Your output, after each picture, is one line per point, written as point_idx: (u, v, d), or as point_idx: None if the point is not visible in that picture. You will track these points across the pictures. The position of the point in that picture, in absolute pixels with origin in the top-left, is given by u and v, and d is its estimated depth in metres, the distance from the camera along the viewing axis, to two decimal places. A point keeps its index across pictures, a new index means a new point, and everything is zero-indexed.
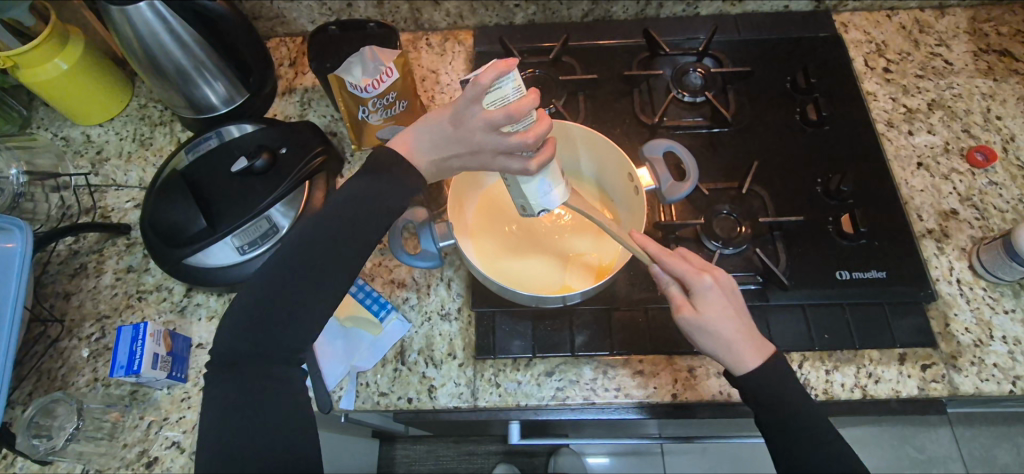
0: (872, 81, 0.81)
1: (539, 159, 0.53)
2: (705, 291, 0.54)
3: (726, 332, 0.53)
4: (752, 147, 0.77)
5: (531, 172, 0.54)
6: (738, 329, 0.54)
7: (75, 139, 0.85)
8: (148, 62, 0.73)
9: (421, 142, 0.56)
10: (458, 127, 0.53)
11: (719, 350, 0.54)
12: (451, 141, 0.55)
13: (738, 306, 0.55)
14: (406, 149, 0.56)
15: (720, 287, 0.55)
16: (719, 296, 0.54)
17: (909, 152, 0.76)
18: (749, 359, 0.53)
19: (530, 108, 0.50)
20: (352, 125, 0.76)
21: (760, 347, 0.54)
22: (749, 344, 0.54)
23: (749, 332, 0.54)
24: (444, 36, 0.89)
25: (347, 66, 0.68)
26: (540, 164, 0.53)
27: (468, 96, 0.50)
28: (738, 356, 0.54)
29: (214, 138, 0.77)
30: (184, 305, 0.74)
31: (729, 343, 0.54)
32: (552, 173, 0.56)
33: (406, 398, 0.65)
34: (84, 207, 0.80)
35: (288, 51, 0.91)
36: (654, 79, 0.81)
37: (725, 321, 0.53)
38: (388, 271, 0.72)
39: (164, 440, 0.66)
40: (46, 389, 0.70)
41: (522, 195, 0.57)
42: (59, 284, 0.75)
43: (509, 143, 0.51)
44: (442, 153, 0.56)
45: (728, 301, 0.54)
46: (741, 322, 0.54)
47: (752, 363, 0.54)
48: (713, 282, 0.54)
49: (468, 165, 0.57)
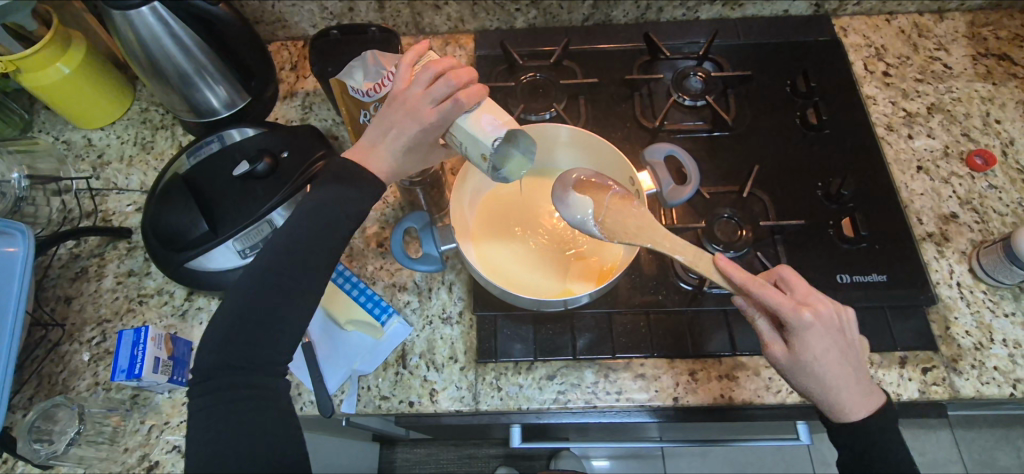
0: (872, 85, 0.81)
1: (464, 91, 0.51)
2: (802, 331, 0.51)
3: (829, 380, 0.52)
4: (752, 151, 0.77)
5: (462, 105, 0.51)
6: (842, 375, 0.52)
7: (76, 143, 0.85)
8: (150, 67, 0.73)
9: (369, 140, 0.54)
10: (391, 102, 0.54)
11: (820, 394, 0.53)
12: (387, 118, 0.54)
13: (847, 344, 0.52)
14: (359, 155, 0.54)
15: (827, 328, 0.51)
16: (825, 338, 0.51)
17: (909, 156, 0.77)
18: (853, 411, 0.53)
19: (445, 62, 0.54)
20: (353, 129, 0.76)
21: (864, 390, 0.53)
22: (853, 391, 0.53)
23: (853, 376, 0.53)
24: (445, 40, 0.90)
25: (350, 71, 0.69)
26: (469, 93, 0.51)
27: (397, 79, 0.56)
28: (838, 404, 0.53)
29: (215, 142, 0.77)
30: (186, 309, 0.74)
31: (831, 390, 0.52)
32: (490, 110, 0.52)
33: (408, 401, 0.65)
34: (86, 210, 0.80)
35: (289, 55, 0.91)
36: (655, 84, 0.82)
37: (829, 368, 0.52)
38: (389, 274, 0.72)
39: (165, 444, 0.66)
40: (47, 393, 0.70)
41: (474, 141, 0.51)
42: (61, 288, 0.75)
43: (437, 85, 0.52)
44: (387, 138, 0.54)
45: (830, 341, 0.51)
46: (847, 365, 0.52)
47: (856, 412, 0.53)
48: (813, 321, 0.51)
49: (421, 139, 0.53)
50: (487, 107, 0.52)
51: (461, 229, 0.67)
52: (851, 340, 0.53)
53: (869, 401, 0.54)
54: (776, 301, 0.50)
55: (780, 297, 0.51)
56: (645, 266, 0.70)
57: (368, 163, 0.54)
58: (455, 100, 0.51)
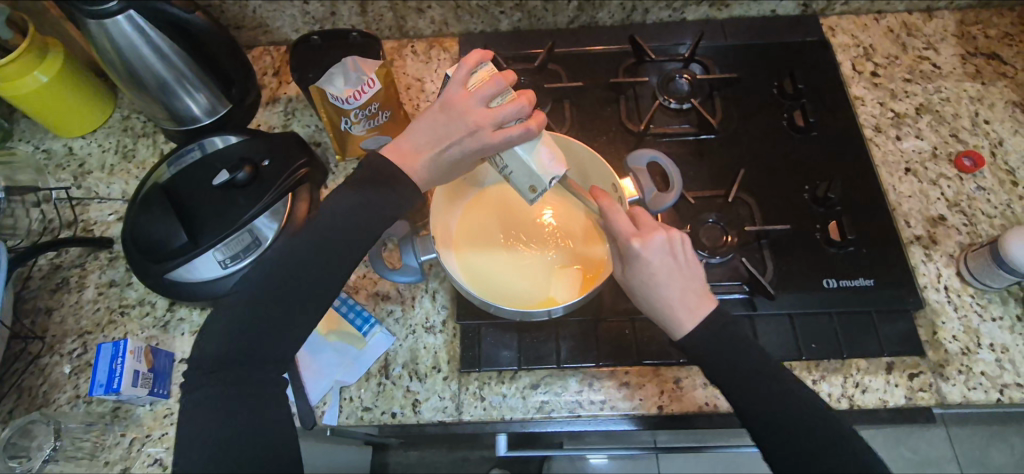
0: (860, 85, 0.81)
1: (535, 120, 0.53)
2: (632, 254, 0.56)
3: (653, 293, 0.56)
4: (739, 154, 0.76)
5: (532, 135, 0.52)
6: (672, 294, 0.55)
7: (56, 152, 0.85)
8: (128, 75, 0.72)
9: (415, 146, 0.55)
10: (450, 112, 0.54)
11: (649, 309, 0.57)
12: (444, 130, 0.54)
13: (680, 268, 0.56)
14: (402, 156, 0.55)
15: (654, 254, 0.55)
16: (653, 261, 0.55)
17: (896, 157, 0.76)
18: (678, 327, 0.55)
19: (512, 79, 0.54)
20: (335, 135, 0.76)
21: (695, 304, 0.55)
22: (679, 305, 0.55)
23: (683, 293, 0.55)
24: (429, 43, 0.88)
25: (329, 77, 0.68)
26: (539, 124, 0.53)
27: (455, 81, 0.54)
28: (664, 317, 0.56)
29: (196, 150, 0.76)
30: (167, 320, 0.73)
31: (658, 304, 0.56)
32: (546, 144, 0.54)
33: (390, 412, 0.65)
34: (66, 220, 0.79)
35: (272, 60, 0.90)
36: (640, 86, 0.81)
37: (654, 283, 0.56)
38: (372, 283, 0.71)
39: (146, 457, 0.66)
40: (27, 407, 0.69)
41: (529, 174, 0.54)
42: (41, 299, 0.75)
43: (505, 109, 0.53)
44: (439, 150, 0.54)
45: (659, 263, 0.55)
46: (676, 285, 0.55)
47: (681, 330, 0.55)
48: (642, 247, 0.55)
49: (472, 155, 0.55)
50: (546, 141, 0.55)
51: (443, 238, 0.66)
52: (688, 264, 0.56)
53: (699, 314, 0.55)
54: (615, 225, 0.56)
55: (623, 224, 0.56)
56: None
57: (413, 169, 0.54)
58: (524, 128, 0.53)
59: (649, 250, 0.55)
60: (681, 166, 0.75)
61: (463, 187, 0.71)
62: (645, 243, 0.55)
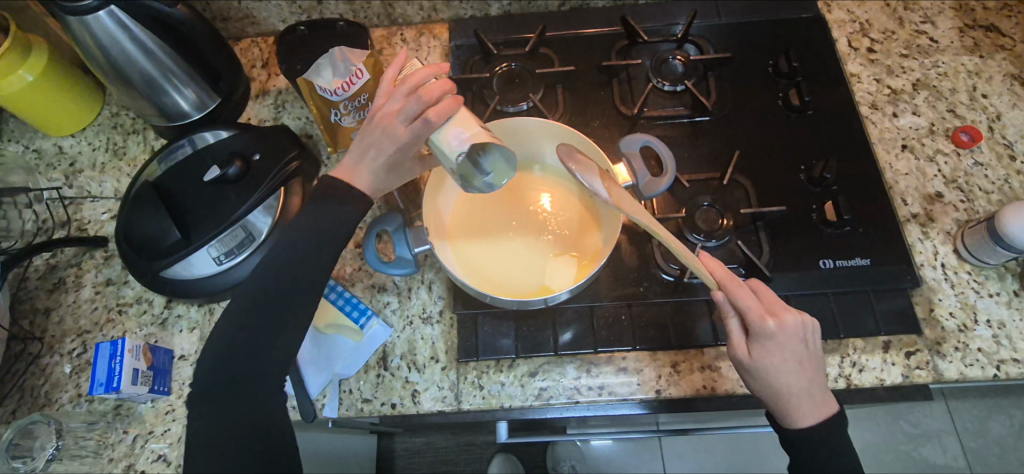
0: (856, 62, 0.79)
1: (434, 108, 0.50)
2: (763, 336, 0.54)
3: (782, 381, 0.54)
4: (734, 136, 0.75)
5: (430, 122, 0.50)
6: (797, 383, 0.55)
7: (46, 151, 0.84)
8: (112, 71, 0.71)
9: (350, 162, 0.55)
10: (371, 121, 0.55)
11: (773, 398, 0.55)
12: (366, 139, 0.54)
13: (808, 354, 0.55)
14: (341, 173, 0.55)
15: (787, 337, 0.54)
16: (787, 345, 0.54)
17: (893, 134, 0.75)
18: (804, 418, 0.55)
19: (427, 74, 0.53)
20: (326, 127, 0.75)
21: (818, 394, 0.55)
22: (804, 395, 0.55)
23: (810, 383, 0.55)
24: (419, 30, 0.87)
25: (317, 68, 0.67)
26: (438, 112, 0.50)
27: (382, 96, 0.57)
28: (787, 405, 0.55)
29: (187, 146, 0.75)
30: (165, 317, 0.73)
31: (783, 393, 0.55)
32: (462, 122, 0.50)
33: (389, 403, 0.65)
34: (60, 220, 0.79)
35: (260, 52, 0.89)
36: (633, 69, 0.79)
37: (785, 371, 0.54)
38: (367, 275, 0.71)
39: (150, 453, 0.66)
40: (30, 406, 0.69)
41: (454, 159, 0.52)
42: (38, 300, 0.75)
43: (407, 106, 0.51)
44: (371, 156, 0.53)
45: (789, 348, 0.54)
46: (805, 374, 0.55)
47: (806, 419, 0.55)
48: (776, 329, 0.54)
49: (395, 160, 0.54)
50: (460, 119, 0.50)
51: (436, 228, 0.66)
52: (815, 350, 0.56)
53: (820, 405, 0.55)
54: (747, 303, 0.54)
55: (753, 302, 0.55)
56: (625, 257, 0.69)
57: (357, 183, 0.54)
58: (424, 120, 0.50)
59: (784, 332, 0.54)
60: (676, 149, 0.75)
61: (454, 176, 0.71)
62: (780, 324, 0.54)
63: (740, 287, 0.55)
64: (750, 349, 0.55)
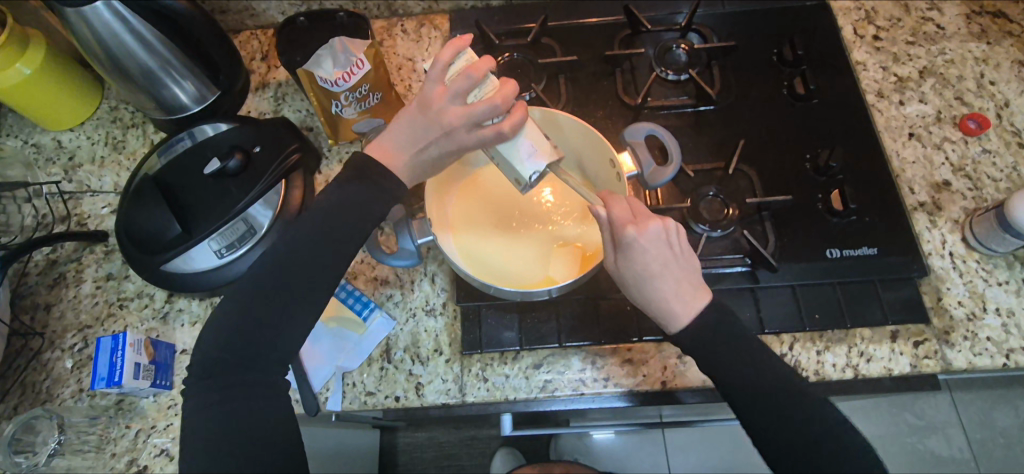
0: (862, 50, 0.79)
1: (509, 122, 0.54)
2: (628, 245, 0.52)
3: (650, 285, 0.53)
4: (738, 125, 0.74)
5: (506, 136, 0.54)
6: (666, 290, 0.53)
7: (45, 146, 0.83)
8: (111, 64, 0.70)
9: (395, 144, 0.55)
10: (426, 110, 0.55)
11: (646, 305, 0.54)
12: (421, 130, 0.55)
13: (677, 257, 0.54)
14: (383, 154, 0.56)
15: (648, 241, 0.52)
16: (649, 251, 0.52)
17: (899, 123, 0.74)
18: (672, 325, 0.53)
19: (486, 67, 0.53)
20: (327, 120, 0.75)
21: (688, 293, 0.53)
22: (675, 296, 0.53)
23: (680, 286, 0.53)
24: (420, 21, 0.86)
25: (317, 59, 0.66)
26: (512, 125, 0.54)
27: (431, 79, 0.54)
28: (659, 310, 0.54)
29: (187, 139, 0.74)
30: (166, 312, 0.73)
31: (653, 300, 0.53)
32: (529, 135, 0.56)
33: (393, 396, 0.65)
34: (59, 215, 0.79)
35: (260, 45, 0.88)
36: (637, 58, 0.79)
37: (653, 275, 0.53)
38: (370, 268, 0.71)
39: (152, 448, 0.66)
40: (31, 402, 0.69)
41: (512, 168, 0.57)
42: (38, 295, 0.74)
43: (478, 109, 0.53)
44: (424, 146, 0.55)
45: (654, 253, 0.53)
46: (672, 276, 0.53)
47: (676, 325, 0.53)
48: (637, 236, 0.52)
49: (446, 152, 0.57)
50: (529, 133, 0.56)
51: (438, 220, 0.65)
52: (682, 254, 0.54)
53: (695, 304, 0.53)
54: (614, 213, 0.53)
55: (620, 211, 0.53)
56: None
57: (397, 165, 0.56)
58: (498, 131, 0.54)
59: (646, 239, 0.52)
60: (681, 139, 0.74)
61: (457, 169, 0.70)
62: (642, 232, 0.52)
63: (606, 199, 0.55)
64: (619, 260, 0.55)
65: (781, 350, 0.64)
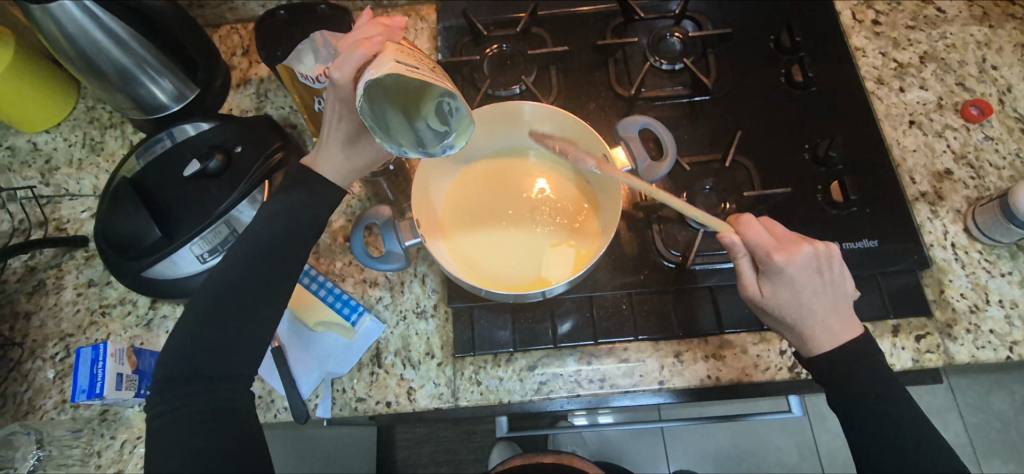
0: (860, 35, 0.76)
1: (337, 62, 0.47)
2: (774, 274, 0.52)
3: (796, 315, 0.53)
4: (735, 115, 0.72)
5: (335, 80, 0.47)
6: (813, 319, 0.53)
7: (21, 149, 0.81)
8: (84, 64, 0.68)
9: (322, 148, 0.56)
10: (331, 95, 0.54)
11: (786, 329, 0.55)
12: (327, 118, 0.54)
13: (828, 285, 0.53)
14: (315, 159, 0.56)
15: (801, 274, 0.52)
16: (799, 281, 0.52)
17: (900, 110, 0.72)
18: (819, 347, 0.54)
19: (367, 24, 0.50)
20: (310, 117, 0.72)
21: (837, 324, 0.54)
22: (821, 324, 0.54)
23: (830, 311, 0.54)
24: (405, 13, 0.83)
25: (298, 55, 0.64)
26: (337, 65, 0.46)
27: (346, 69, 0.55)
28: (801, 336, 0.55)
29: (166, 139, 0.72)
30: (150, 318, 0.71)
31: (796, 327, 0.54)
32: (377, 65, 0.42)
33: (385, 401, 0.63)
34: (36, 220, 0.76)
35: (240, 39, 0.85)
36: (630, 47, 0.76)
37: (800, 306, 0.53)
38: (358, 270, 0.69)
39: (138, 459, 0.64)
40: (13, 414, 0.67)
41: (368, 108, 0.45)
42: (18, 304, 0.72)
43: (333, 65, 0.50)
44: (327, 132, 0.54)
45: (805, 281, 0.52)
46: (821, 303, 0.53)
47: (821, 346, 0.54)
48: (787, 264, 0.51)
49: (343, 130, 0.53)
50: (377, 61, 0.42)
51: (427, 219, 0.63)
52: (834, 280, 0.54)
53: (840, 334, 0.54)
54: (755, 239, 0.52)
55: (764, 238, 0.52)
56: (625, 243, 0.67)
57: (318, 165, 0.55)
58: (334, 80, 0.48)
59: (796, 265, 0.52)
60: (675, 131, 0.72)
61: (444, 165, 0.66)
62: (791, 258, 0.52)
63: (745, 224, 0.53)
64: (762, 288, 0.54)
65: (781, 346, 0.63)
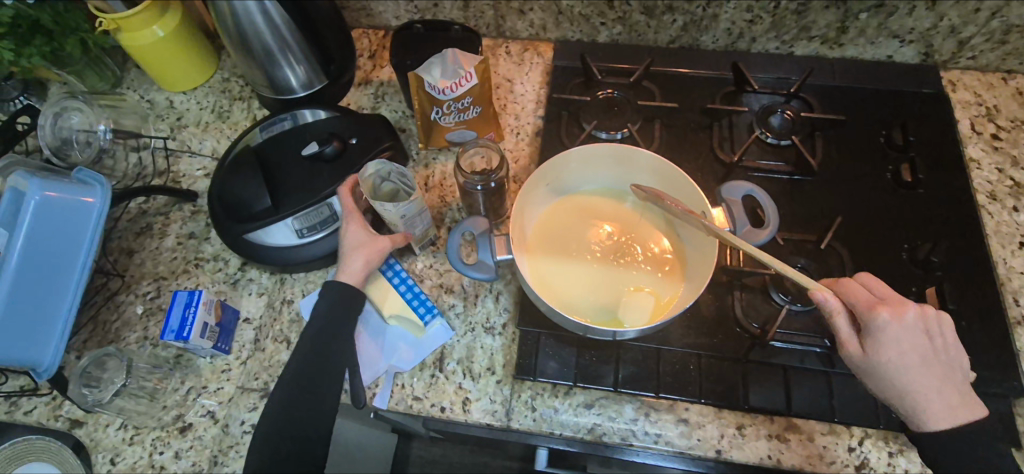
0: (977, 147, 0.75)
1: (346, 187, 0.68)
2: (881, 330, 0.54)
3: (903, 377, 0.54)
4: (835, 201, 0.72)
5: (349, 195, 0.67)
6: (925, 387, 0.54)
7: (159, 104, 0.89)
8: (238, 40, 0.74)
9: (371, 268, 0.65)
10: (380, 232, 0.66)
11: (896, 398, 0.55)
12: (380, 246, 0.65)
13: (935, 351, 0.55)
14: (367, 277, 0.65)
15: (908, 331, 0.54)
16: (905, 342, 0.54)
17: (1011, 229, 0.70)
18: (935, 421, 0.54)
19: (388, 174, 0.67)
20: (423, 124, 0.76)
21: (951, 397, 0.55)
22: (932, 393, 0.54)
23: (940, 380, 0.55)
24: (524, 46, 0.88)
25: (428, 66, 0.68)
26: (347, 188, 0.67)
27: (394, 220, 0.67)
28: (915, 405, 0.54)
29: (288, 120, 0.78)
30: (237, 278, 0.75)
31: (907, 395, 0.54)
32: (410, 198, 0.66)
33: (439, 406, 0.64)
34: (158, 169, 0.84)
35: (369, 43, 0.92)
36: (737, 116, 0.78)
37: (907, 369, 0.54)
38: (437, 274, 0.71)
39: (200, 407, 0.68)
40: (99, 340, 0.72)
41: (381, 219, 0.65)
42: (126, 240, 0.78)
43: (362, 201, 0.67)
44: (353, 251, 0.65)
45: (910, 342, 0.54)
46: (930, 370, 0.55)
47: (939, 421, 0.54)
48: (891, 319, 0.54)
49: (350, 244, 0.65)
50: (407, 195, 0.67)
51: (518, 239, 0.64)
52: (943, 347, 0.56)
53: (954, 408, 0.54)
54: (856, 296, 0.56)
55: (865, 296, 0.56)
56: (703, 304, 0.66)
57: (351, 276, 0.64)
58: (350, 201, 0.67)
59: (901, 324, 0.54)
60: None
61: (543, 191, 0.68)
62: (897, 316, 0.54)
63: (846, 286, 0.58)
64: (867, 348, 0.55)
65: (849, 443, 0.61)
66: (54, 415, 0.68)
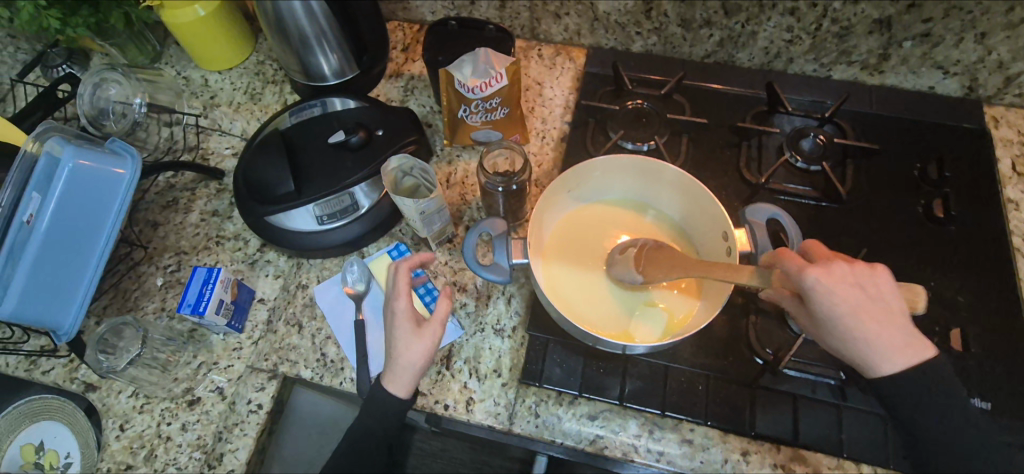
0: (1016, 188, 0.73)
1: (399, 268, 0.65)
2: (815, 297, 0.51)
3: (846, 340, 0.52)
4: (862, 231, 0.70)
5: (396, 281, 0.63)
6: (870, 344, 0.52)
7: (194, 81, 0.91)
8: (275, 24, 0.75)
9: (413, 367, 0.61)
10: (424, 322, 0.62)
11: (846, 356, 0.54)
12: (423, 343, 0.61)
13: (871, 301, 0.51)
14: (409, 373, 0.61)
15: (838, 286, 0.50)
16: (841, 306, 0.50)
17: None
18: (888, 368, 0.53)
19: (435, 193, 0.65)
20: (449, 120, 0.76)
21: (902, 343, 0.52)
22: (880, 346, 0.52)
23: (886, 333, 0.51)
24: (557, 50, 0.87)
25: (460, 64, 0.69)
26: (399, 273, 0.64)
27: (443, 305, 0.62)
28: (865, 360, 0.53)
29: (317, 107, 0.79)
30: (256, 259, 0.76)
31: (856, 354, 0.53)
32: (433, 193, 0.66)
33: (443, 403, 0.64)
34: (189, 144, 0.87)
35: (403, 37, 0.92)
36: (767, 136, 0.76)
37: (850, 332, 0.51)
38: (451, 272, 0.72)
39: (209, 382, 0.69)
40: (118, 308, 0.74)
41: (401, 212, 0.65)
42: (151, 212, 0.80)
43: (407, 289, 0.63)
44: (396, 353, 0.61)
45: (847, 303, 0.50)
46: (873, 328, 0.51)
47: (891, 368, 0.53)
48: (819, 284, 0.50)
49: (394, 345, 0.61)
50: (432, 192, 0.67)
51: (535, 244, 0.64)
52: (875, 296, 0.51)
53: (906, 354, 0.53)
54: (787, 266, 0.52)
55: (796, 261, 0.52)
56: (716, 325, 0.65)
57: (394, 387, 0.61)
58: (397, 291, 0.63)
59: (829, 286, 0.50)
60: None
61: (563, 198, 0.68)
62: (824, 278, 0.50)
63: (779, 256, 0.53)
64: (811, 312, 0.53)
65: None
66: (70, 377, 0.70)
